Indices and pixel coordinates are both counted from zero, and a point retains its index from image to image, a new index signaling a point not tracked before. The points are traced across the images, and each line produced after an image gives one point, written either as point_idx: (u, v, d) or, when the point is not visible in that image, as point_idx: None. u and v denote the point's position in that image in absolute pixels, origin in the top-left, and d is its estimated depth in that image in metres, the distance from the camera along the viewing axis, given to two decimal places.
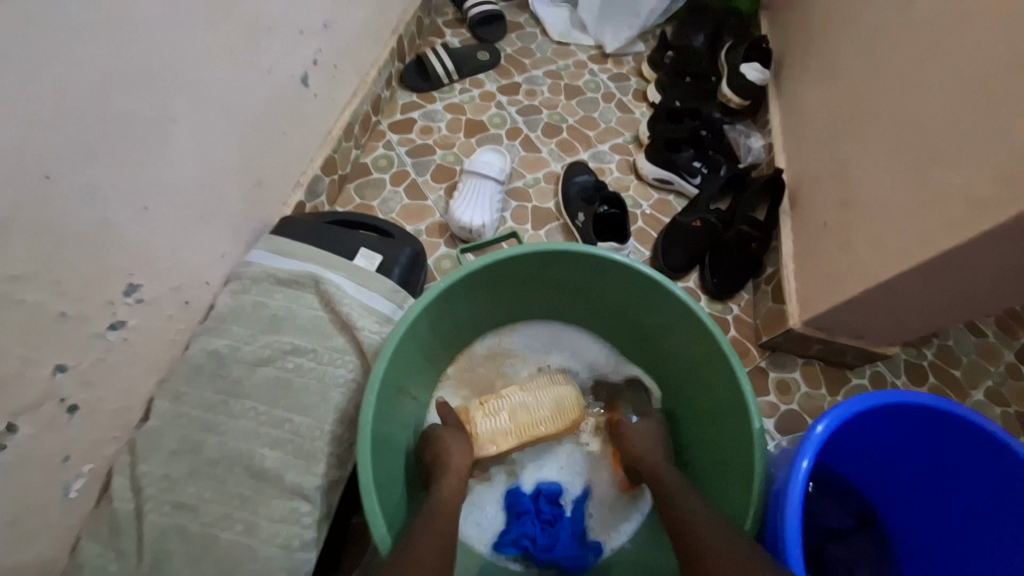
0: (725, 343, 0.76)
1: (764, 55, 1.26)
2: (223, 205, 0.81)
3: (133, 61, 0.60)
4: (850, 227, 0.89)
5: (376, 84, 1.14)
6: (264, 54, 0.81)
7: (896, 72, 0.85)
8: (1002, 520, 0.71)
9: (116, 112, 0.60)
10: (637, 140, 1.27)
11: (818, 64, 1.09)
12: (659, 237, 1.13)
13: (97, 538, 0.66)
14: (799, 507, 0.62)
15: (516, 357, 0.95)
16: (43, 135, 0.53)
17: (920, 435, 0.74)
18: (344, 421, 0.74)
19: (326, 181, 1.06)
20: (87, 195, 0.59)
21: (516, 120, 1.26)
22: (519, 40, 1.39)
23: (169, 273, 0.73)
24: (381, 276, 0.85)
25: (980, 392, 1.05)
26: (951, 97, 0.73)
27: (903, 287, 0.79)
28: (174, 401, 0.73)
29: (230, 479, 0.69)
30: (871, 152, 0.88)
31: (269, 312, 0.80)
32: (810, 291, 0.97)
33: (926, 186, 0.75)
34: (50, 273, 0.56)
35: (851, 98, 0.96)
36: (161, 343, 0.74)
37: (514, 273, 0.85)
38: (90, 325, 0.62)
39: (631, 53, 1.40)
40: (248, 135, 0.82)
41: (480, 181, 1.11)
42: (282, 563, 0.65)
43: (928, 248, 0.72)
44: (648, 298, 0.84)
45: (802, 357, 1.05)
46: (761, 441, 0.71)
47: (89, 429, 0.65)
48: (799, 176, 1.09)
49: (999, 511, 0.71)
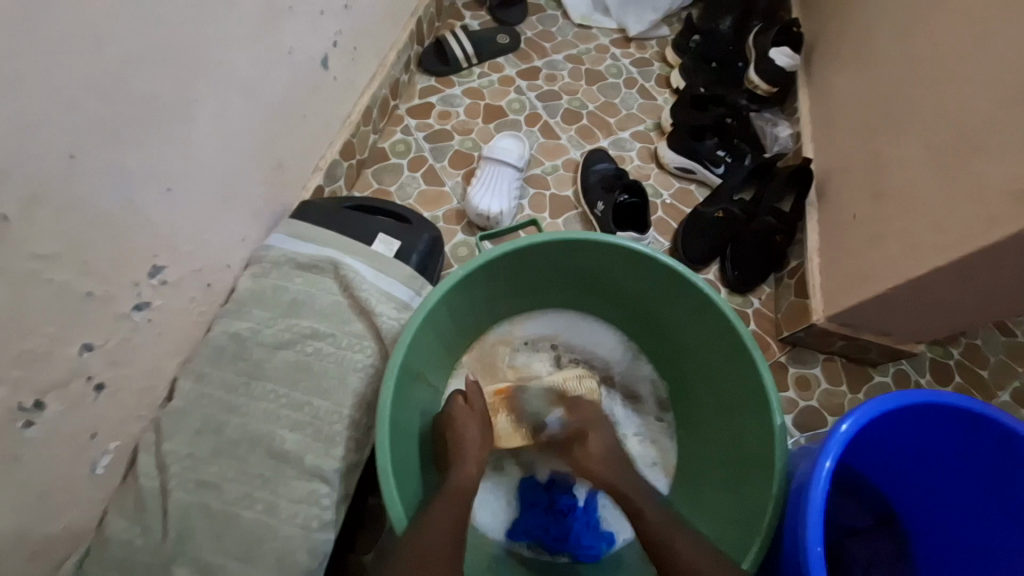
0: (748, 337, 0.74)
1: (795, 40, 1.21)
2: (244, 188, 0.81)
3: (156, 40, 0.59)
4: (881, 220, 0.86)
5: (394, 68, 1.13)
6: (285, 35, 0.80)
7: (938, 57, 0.81)
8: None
9: (140, 92, 0.59)
10: (659, 128, 1.24)
11: (853, 49, 1.05)
12: (679, 228, 1.11)
13: (123, 513, 0.68)
14: (819, 505, 0.61)
15: (530, 347, 0.94)
16: (70, 113, 0.52)
17: (948, 436, 0.72)
18: (363, 406, 0.75)
19: (344, 166, 1.05)
20: (113, 176, 0.59)
21: (535, 105, 1.24)
22: (540, 23, 1.35)
23: (192, 255, 0.74)
24: (399, 262, 0.85)
25: (1007, 393, 1.02)
26: (998, 83, 0.69)
27: (936, 284, 0.76)
28: (197, 382, 0.74)
29: (251, 459, 0.70)
30: (907, 143, 0.84)
31: (289, 296, 0.80)
32: (836, 285, 0.94)
33: (966, 178, 0.71)
34: (76, 253, 0.56)
35: (888, 84, 0.92)
36: (184, 324, 0.75)
37: (532, 262, 0.84)
38: (116, 305, 0.63)
39: (655, 38, 1.36)
40: (268, 117, 0.82)
41: (499, 167, 1.09)
42: (302, 543, 0.67)
43: (965, 244, 0.69)
44: (668, 289, 0.82)
45: (824, 353, 1.02)
46: (782, 437, 0.70)
47: (116, 407, 0.67)
48: (828, 167, 1.05)
49: None
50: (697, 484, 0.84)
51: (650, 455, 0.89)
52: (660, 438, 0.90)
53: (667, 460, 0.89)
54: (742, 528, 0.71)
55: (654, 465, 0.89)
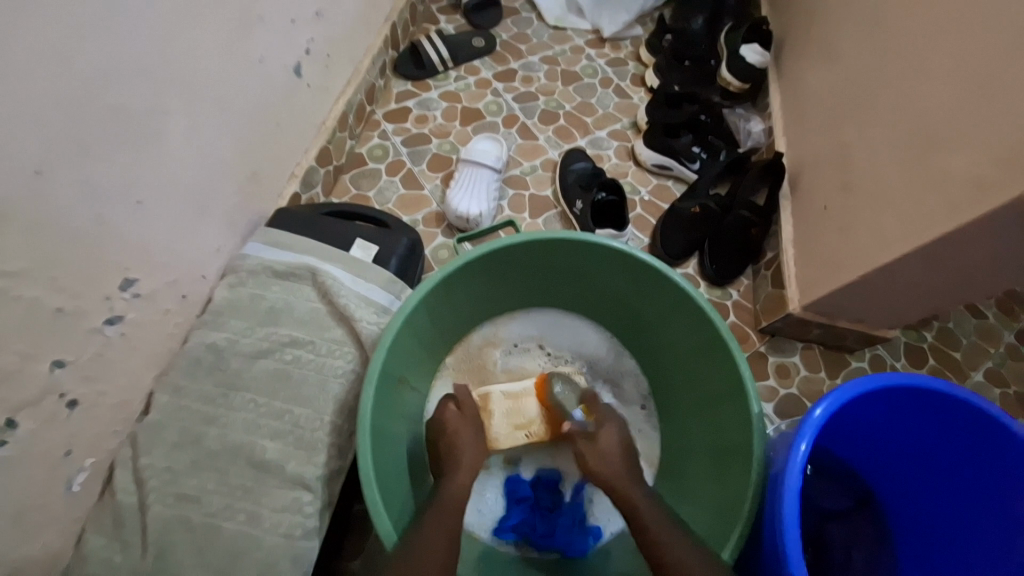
0: (725, 329, 0.75)
1: (764, 37, 1.24)
2: (217, 198, 0.80)
3: (123, 53, 0.59)
4: (851, 209, 0.88)
5: (369, 73, 1.13)
6: (256, 44, 0.79)
7: (900, 50, 0.84)
8: (1014, 502, 0.69)
9: (107, 106, 0.59)
10: (635, 126, 1.26)
11: (820, 44, 1.07)
12: (657, 224, 1.12)
13: (101, 531, 0.66)
14: (795, 487, 0.62)
15: (514, 346, 0.95)
16: (34, 131, 0.52)
17: (921, 415, 0.73)
18: (344, 411, 0.75)
19: (321, 172, 1.05)
20: (81, 191, 0.58)
21: (512, 107, 1.25)
22: (515, 25, 1.36)
23: (167, 266, 0.73)
24: (378, 267, 0.85)
25: (980, 373, 1.04)
26: (954, 75, 0.72)
27: (904, 271, 0.78)
28: (174, 395, 0.73)
29: (232, 470, 0.69)
30: (873, 134, 0.87)
31: (266, 304, 0.80)
32: (810, 275, 0.96)
33: (928, 167, 0.74)
34: (45, 269, 0.56)
35: (854, 77, 0.95)
36: (159, 337, 0.74)
37: (510, 262, 0.85)
38: (88, 320, 0.62)
39: (629, 38, 1.38)
40: (241, 127, 0.81)
41: (476, 170, 1.10)
42: (286, 552, 0.66)
43: (930, 229, 0.71)
44: (646, 285, 0.84)
45: (801, 342, 1.04)
46: (759, 424, 0.71)
47: (90, 423, 0.66)
48: (800, 159, 1.08)
49: (1005, 501, 0.70)
50: (680, 475, 0.84)
51: (634, 446, 0.90)
52: (644, 429, 0.91)
53: (652, 452, 0.90)
54: (723, 515, 0.72)
55: (637, 458, 0.90)
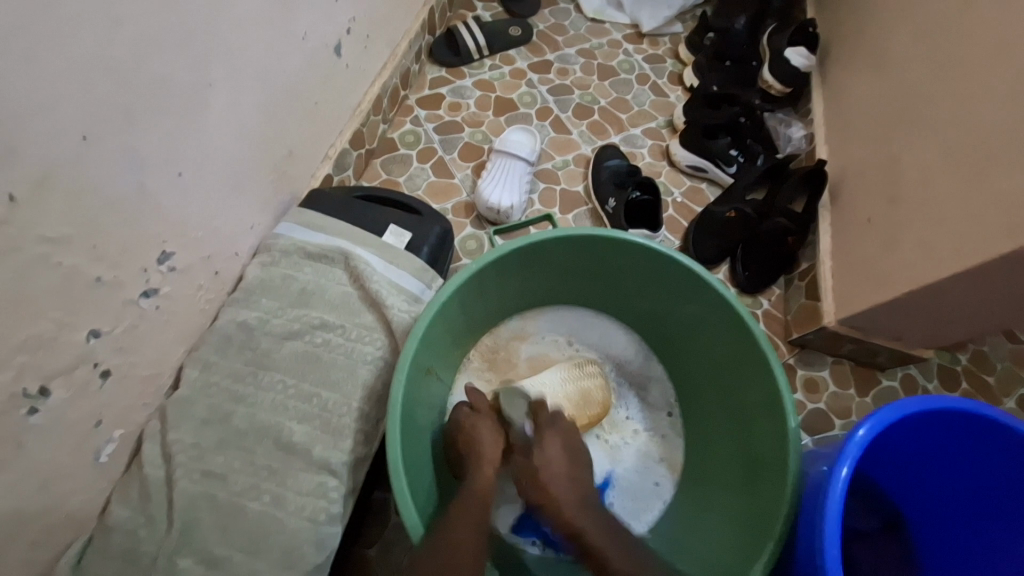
0: (763, 338, 0.74)
1: (811, 40, 1.20)
2: (253, 175, 0.80)
3: (173, 22, 0.58)
4: (897, 223, 0.85)
5: (405, 57, 1.11)
6: (300, 20, 0.78)
7: (960, 60, 0.80)
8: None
9: (153, 75, 0.58)
10: (671, 125, 1.23)
11: (871, 49, 1.03)
12: (690, 227, 1.10)
13: (127, 503, 0.66)
14: (837, 509, 0.60)
15: (542, 340, 0.93)
16: (83, 94, 0.51)
17: (962, 441, 0.71)
18: (371, 399, 0.74)
19: (353, 156, 1.04)
20: (125, 159, 0.57)
21: (546, 99, 1.22)
22: (552, 16, 1.34)
23: (202, 241, 0.72)
24: (410, 255, 0.83)
25: (1013, 400, 1.01)
26: (1022, 90, 0.68)
27: (954, 292, 0.75)
28: (203, 370, 0.73)
29: (258, 451, 0.69)
30: (926, 146, 0.83)
31: (298, 285, 0.79)
32: (849, 287, 0.93)
33: (987, 182, 0.70)
34: (87, 237, 0.55)
35: (907, 86, 0.91)
36: (191, 312, 0.74)
37: (544, 258, 0.83)
38: (124, 292, 0.62)
39: (668, 34, 1.35)
40: (279, 104, 0.80)
41: (510, 161, 1.08)
42: (309, 536, 0.66)
43: (986, 248, 0.68)
44: (682, 288, 0.82)
45: (832, 356, 1.02)
46: (796, 439, 0.69)
47: (121, 394, 0.66)
48: (843, 168, 1.04)
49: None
50: (706, 484, 0.83)
51: (658, 451, 0.89)
52: (668, 435, 0.90)
53: (675, 458, 0.88)
54: (753, 531, 0.71)
55: (659, 461, 0.88)
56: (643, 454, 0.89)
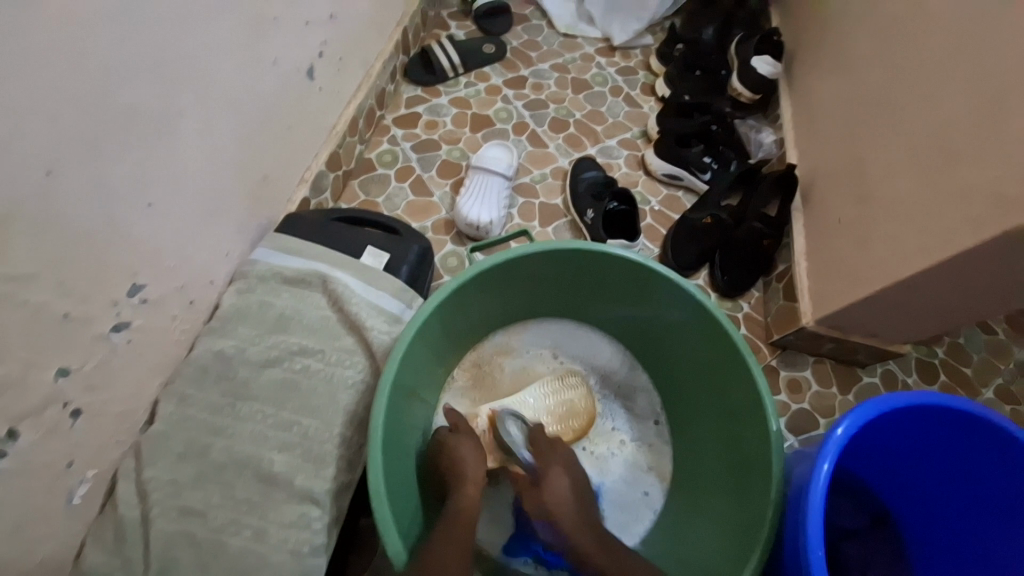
0: (741, 343, 0.75)
1: (775, 48, 1.24)
2: (228, 202, 0.79)
3: (140, 53, 0.58)
4: (867, 223, 0.88)
5: (380, 78, 1.12)
6: (271, 45, 0.78)
7: (916, 64, 0.83)
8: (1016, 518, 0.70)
9: (120, 107, 0.57)
10: (645, 135, 1.25)
11: (833, 55, 1.07)
12: (668, 234, 1.12)
13: (101, 545, 0.64)
14: (819, 506, 0.60)
15: (526, 354, 0.93)
16: (47, 130, 0.50)
17: (941, 433, 0.72)
18: (353, 423, 0.73)
19: (330, 177, 1.04)
20: (91, 193, 0.56)
21: (522, 114, 1.24)
22: (525, 32, 1.36)
23: (175, 271, 0.72)
24: (389, 275, 0.83)
25: (990, 389, 1.04)
26: (974, 92, 0.71)
27: (924, 287, 0.77)
28: (179, 404, 0.71)
29: (238, 484, 0.68)
30: (889, 148, 0.86)
31: (275, 312, 0.78)
32: (824, 287, 0.95)
33: (948, 181, 0.73)
34: (53, 273, 0.54)
35: (869, 89, 0.94)
36: (165, 345, 0.72)
37: (524, 273, 0.84)
38: (95, 327, 0.60)
39: (639, 46, 1.38)
40: (253, 129, 0.80)
41: (487, 177, 1.09)
42: (293, 569, 0.64)
43: (950, 245, 0.70)
44: (661, 297, 0.83)
45: (813, 355, 1.04)
46: (778, 442, 0.70)
47: (94, 433, 0.64)
48: (812, 171, 1.07)
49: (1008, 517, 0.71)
50: (694, 491, 0.83)
51: (646, 460, 0.89)
52: (655, 443, 0.90)
53: (663, 466, 0.88)
54: (742, 538, 0.71)
55: (648, 471, 0.88)
56: (631, 464, 0.89)
